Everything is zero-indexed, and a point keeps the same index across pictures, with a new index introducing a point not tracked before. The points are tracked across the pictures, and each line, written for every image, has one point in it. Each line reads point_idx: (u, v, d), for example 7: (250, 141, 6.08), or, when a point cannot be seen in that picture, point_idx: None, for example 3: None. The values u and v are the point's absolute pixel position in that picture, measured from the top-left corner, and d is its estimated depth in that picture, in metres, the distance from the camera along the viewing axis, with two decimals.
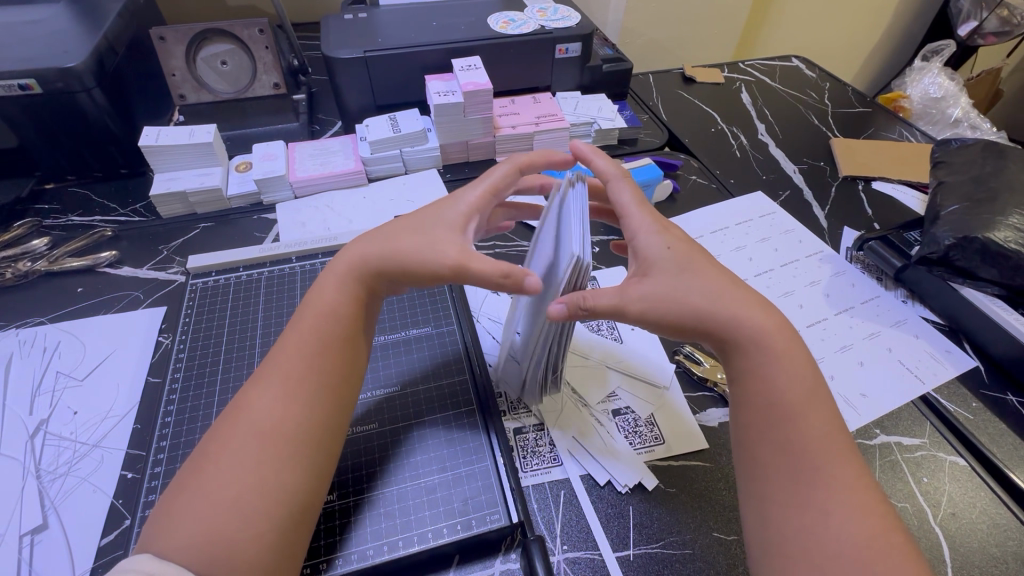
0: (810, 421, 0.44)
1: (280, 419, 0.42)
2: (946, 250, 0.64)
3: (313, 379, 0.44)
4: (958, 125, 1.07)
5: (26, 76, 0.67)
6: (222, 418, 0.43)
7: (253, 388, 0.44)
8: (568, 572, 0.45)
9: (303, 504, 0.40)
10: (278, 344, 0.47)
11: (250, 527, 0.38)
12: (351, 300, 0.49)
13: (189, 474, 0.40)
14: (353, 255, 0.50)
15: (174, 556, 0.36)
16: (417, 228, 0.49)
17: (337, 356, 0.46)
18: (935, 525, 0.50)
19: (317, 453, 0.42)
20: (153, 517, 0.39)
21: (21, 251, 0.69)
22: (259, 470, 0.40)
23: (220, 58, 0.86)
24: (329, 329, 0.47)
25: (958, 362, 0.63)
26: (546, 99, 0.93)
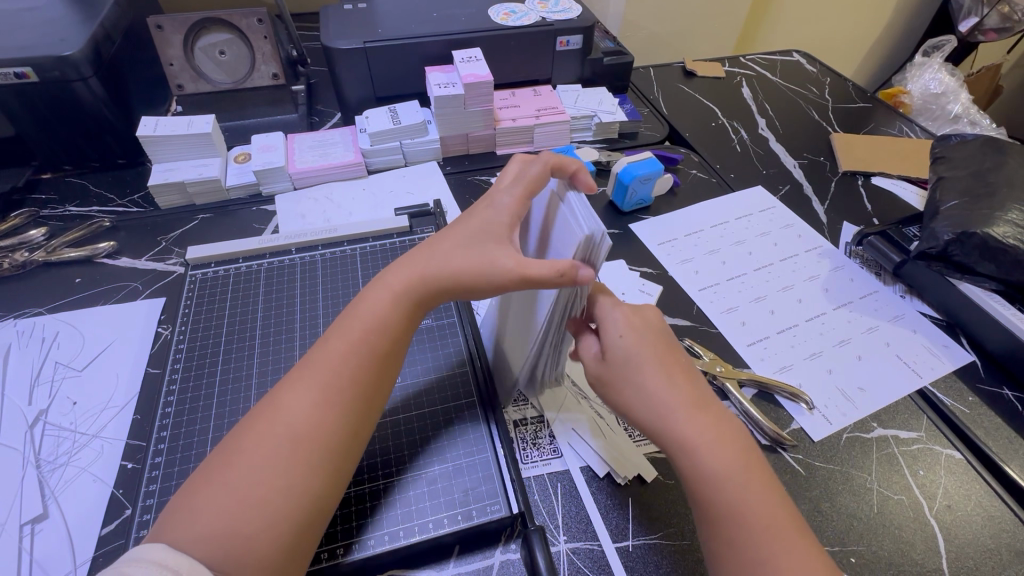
0: (759, 515, 0.39)
1: (315, 425, 0.42)
2: (945, 245, 0.64)
3: (352, 388, 0.44)
4: (958, 120, 1.07)
5: (23, 64, 0.67)
6: (255, 414, 0.43)
7: (291, 388, 0.43)
8: (568, 563, 0.46)
9: (322, 507, 0.41)
10: (316, 345, 0.47)
11: (271, 527, 0.38)
12: (400, 314, 0.48)
13: (211, 468, 0.40)
14: (410, 271, 0.49)
15: (187, 547, 0.36)
16: (464, 241, 0.49)
17: (377, 366, 0.46)
18: (930, 517, 0.51)
19: (344, 461, 0.43)
20: (169, 507, 0.39)
21: (18, 241, 0.69)
22: (288, 474, 0.40)
23: (218, 48, 0.84)
24: (373, 337, 0.46)
25: (955, 356, 0.64)
26: (546, 92, 0.92)
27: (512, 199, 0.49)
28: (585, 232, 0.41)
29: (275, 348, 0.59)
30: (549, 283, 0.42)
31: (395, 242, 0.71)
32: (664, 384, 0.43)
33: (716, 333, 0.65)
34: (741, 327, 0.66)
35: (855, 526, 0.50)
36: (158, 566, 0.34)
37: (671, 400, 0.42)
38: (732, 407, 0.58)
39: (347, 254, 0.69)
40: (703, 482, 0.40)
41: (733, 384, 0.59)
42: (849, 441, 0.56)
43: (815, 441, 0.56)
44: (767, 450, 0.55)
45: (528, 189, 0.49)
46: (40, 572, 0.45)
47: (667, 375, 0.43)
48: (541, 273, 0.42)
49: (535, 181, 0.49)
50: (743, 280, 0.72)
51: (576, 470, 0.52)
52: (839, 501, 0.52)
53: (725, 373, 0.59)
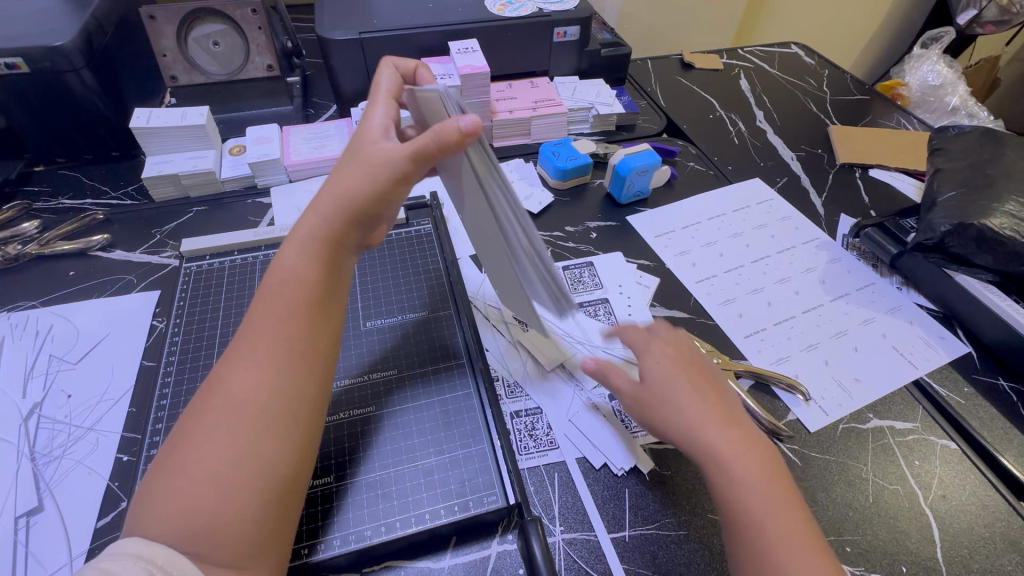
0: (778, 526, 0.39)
1: (255, 388, 0.41)
2: (942, 237, 0.64)
3: (289, 346, 0.43)
4: (956, 113, 1.07)
5: (14, 54, 0.66)
6: (199, 397, 0.41)
7: (228, 361, 0.42)
8: (566, 553, 0.46)
9: (289, 474, 0.40)
10: (249, 311, 0.45)
11: (231, 501, 0.37)
12: (320, 262, 0.46)
13: (168, 452, 0.39)
14: (315, 218, 0.46)
15: (164, 538, 0.35)
16: (352, 162, 0.46)
17: (312, 319, 0.45)
18: (926, 508, 0.51)
19: (295, 419, 0.41)
20: (139, 497, 0.38)
21: (11, 234, 0.68)
22: (240, 441, 0.39)
23: (212, 39, 0.83)
24: (302, 292, 0.45)
25: (952, 348, 0.64)
26: (543, 84, 0.92)
27: (373, 110, 0.48)
28: (434, 88, 0.43)
29: None
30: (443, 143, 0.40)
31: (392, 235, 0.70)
32: (698, 399, 0.44)
33: (713, 325, 0.65)
34: (738, 319, 0.66)
35: (851, 515, 0.50)
36: (140, 560, 0.34)
37: (708, 415, 0.43)
38: None
39: None
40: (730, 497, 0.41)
41: (730, 375, 0.59)
42: (845, 432, 0.56)
43: (812, 432, 0.56)
44: None
45: (386, 95, 0.49)
46: (36, 564, 0.45)
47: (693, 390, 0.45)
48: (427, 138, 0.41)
49: (391, 89, 0.50)
50: (741, 272, 0.72)
51: (573, 460, 0.52)
52: (835, 491, 0.52)
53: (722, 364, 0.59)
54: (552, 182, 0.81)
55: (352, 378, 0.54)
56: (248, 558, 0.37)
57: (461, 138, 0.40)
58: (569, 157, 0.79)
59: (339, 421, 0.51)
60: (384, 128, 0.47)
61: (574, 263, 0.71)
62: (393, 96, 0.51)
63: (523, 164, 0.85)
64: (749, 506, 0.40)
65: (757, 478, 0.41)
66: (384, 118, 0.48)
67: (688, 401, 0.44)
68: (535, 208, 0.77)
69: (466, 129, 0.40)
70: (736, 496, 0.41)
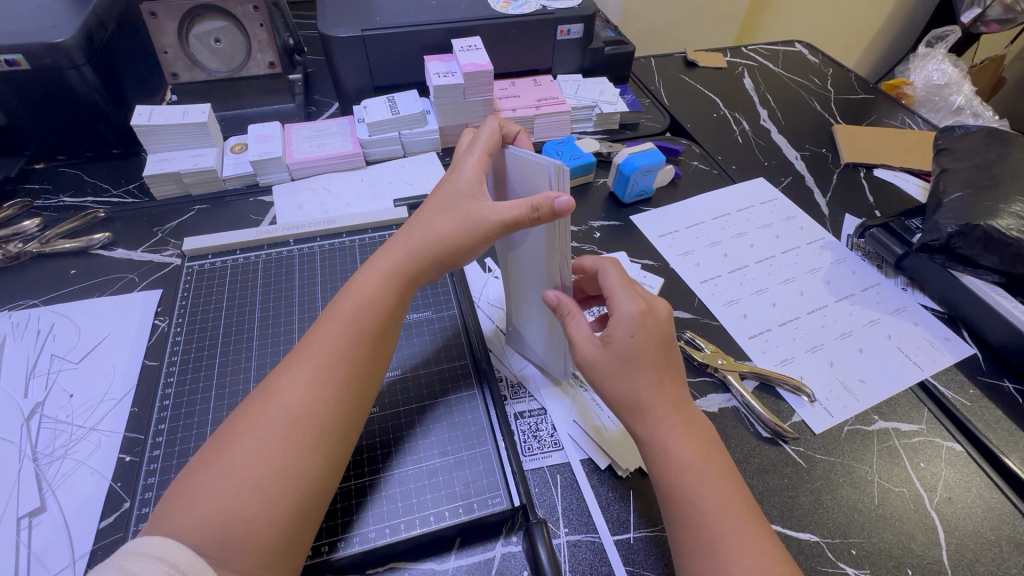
0: (719, 499, 0.41)
1: (308, 405, 0.41)
2: (948, 238, 0.64)
3: (348, 371, 0.44)
4: (960, 112, 1.06)
5: (14, 51, 0.65)
6: (251, 401, 0.42)
7: (285, 371, 0.43)
8: (571, 555, 0.46)
9: (322, 489, 0.40)
10: (310, 329, 0.46)
11: (266, 512, 0.37)
12: (392, 290, 0.48)
13: (208, 453, 0.39)
14: (397, 251, 0.50)
15: (186, 539, 0.35)
16: (442, 208, 0.49)
17: (372, 346, 0.46)
18: (931, 510, 0.51)
19: (339, 441, 0.42)
20: (167, 497, 0.38)
21: (12, 233, 0.68)
22: (285, 455, 0.39)
23: (213, 35, 0.82)
24: (365, 316, 0.46)
25: (957, 349, 0.64)
26: (546, 82, 0.92)
27: (467, 163, 0.48)
28: (546, 160, 0.42)
29: (274, 336, 0.59)
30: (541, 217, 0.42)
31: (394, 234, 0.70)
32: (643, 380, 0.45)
33: (718, 326, 0.65)
34: (743, 320, 0.66)
35: (856, 518, 0.50)
36: (161, 562, 0.33)
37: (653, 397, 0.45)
38: (734, 400, 0.58)
39: (346, 246, 0.68)
40: (672, 471, 0.43)
41: (735, 376, 0.58)
42: (850, 433, 0.56)
43: (817, 434, 0.56)
44: (768, 443, 0.55)
45: (484, 149, 0.47)
46: (39, 565, 0.45)
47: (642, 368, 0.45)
48: (526, 213, 0.42)
49: (491, 139, 0.48)
50: (745, 272, 0.72)
51: (578, 460, 0.52)
52: (840, 493, 0.52)
53: (726, 365, 0.59)
54: None
55: None
56: (271, 569, 0.37)
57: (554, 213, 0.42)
58: (573, 156, 0.79)
59: None
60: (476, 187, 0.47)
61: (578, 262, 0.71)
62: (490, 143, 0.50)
63: None
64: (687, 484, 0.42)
65: (695, 460, 0.43)
66: (478, 175, 0.47)
67: (638, 387, 0.45)
68: None
69: (562, 209, 0.41)
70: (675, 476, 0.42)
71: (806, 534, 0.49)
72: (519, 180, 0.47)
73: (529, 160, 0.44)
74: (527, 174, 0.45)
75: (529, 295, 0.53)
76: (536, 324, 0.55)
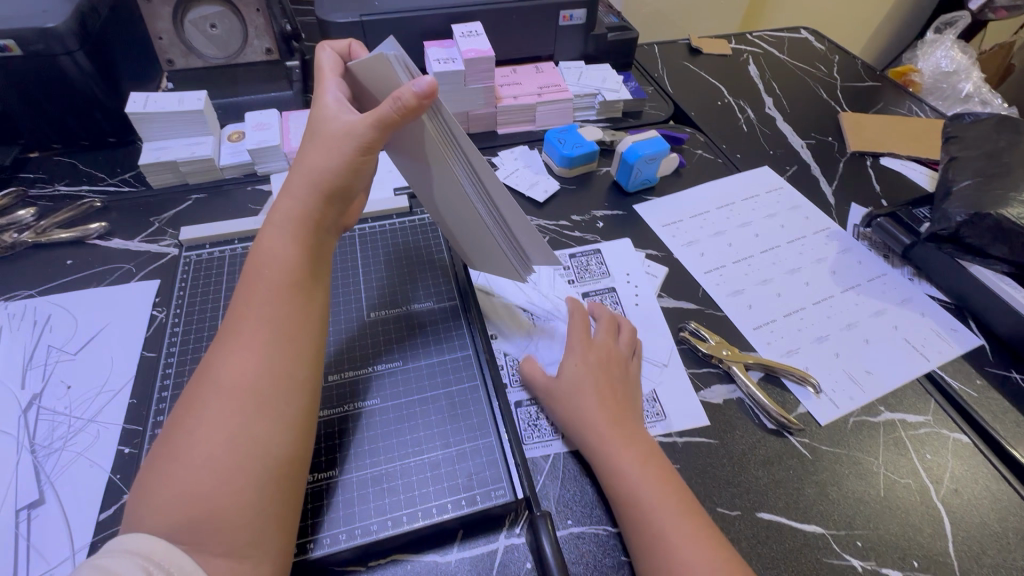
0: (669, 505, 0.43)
1: (241, 373, 0.41)
2: (957, 227, 0.63)
3: (274, 326, 0.44)
4: (969, 100, 1.05)
5: (5, 36, 0.64)
6: (189, 387, 0.42)
7: (217, 351, 0.43)
8: (574, 547, 0.45)
9: (287, 455, 0.40)
10: (232, 300, 0.46)
11: (226, 485, 0.37)
12: (296, 241, 0.47)
13: (160, 447, 0.39)
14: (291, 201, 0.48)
15: (156, 527, 0.35)
16: (318, 139, 0.47)
17: (297, 300, 0.46)
18: (937, 501, 0.51)
19: (285, 402, 0.42)
20: (134, 494, 0.38)
21: (7, 222, 0.67)
22: (235, 429, 0.39)
23: (209, 21, 0.80)
24: (282, 275, 0.46)
25: (964, 340, 0.63)
26: (549, 69, 0.90)
27: (323, 87, 0.49)
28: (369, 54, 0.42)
29: None
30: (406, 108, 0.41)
31: (395, 223, 0.69)
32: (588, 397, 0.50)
33: (722, 316, 0.64)
34: (747, 310, 0.65)
35: (862, 509, 0.50)
36: (135, 557, 0.33)
37: (599, 413, 0.49)
38: (739, 391, 0.57)
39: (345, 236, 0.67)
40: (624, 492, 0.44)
41: (740, 367, 0.58)
42: (856, 424, 0.55)
43: (822, 425, 0.55)
44: (773, 435, 0.54)
45: (332, 71, 0.49)
46: (38, 558, 0.44)
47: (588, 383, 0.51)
48: (388, 105, 0.41)
49: (332, 65, 0.50)
50: (750, 262, 0.71)
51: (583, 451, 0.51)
52: (846, 485, 0.51)
53: (731, 356, 0.58)
54: (558, 171, 0.79)
55: (350, 372, 0.53)
56: (251, 545, 0.37)
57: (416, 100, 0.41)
58: (575, 144, 0.78)
59: (339, 413, 0.50)
60: (339, 104, 0.47)
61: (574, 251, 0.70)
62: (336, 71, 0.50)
63: (529, 152, 0.84)
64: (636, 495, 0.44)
65: (644, 476, 0.45)
66: (336, 94, 0.48)
67: (586, 412, 0.49)
68: (542, 198, 0.76)
69: (421, 90, 0.40)
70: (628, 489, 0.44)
71: (811, 526, 0.48)
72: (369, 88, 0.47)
73: (370, 61, 0.43)
74: (374, 74, 0.45)
75: (464, 222, 0.54)
76: (485, 251, 0.56)
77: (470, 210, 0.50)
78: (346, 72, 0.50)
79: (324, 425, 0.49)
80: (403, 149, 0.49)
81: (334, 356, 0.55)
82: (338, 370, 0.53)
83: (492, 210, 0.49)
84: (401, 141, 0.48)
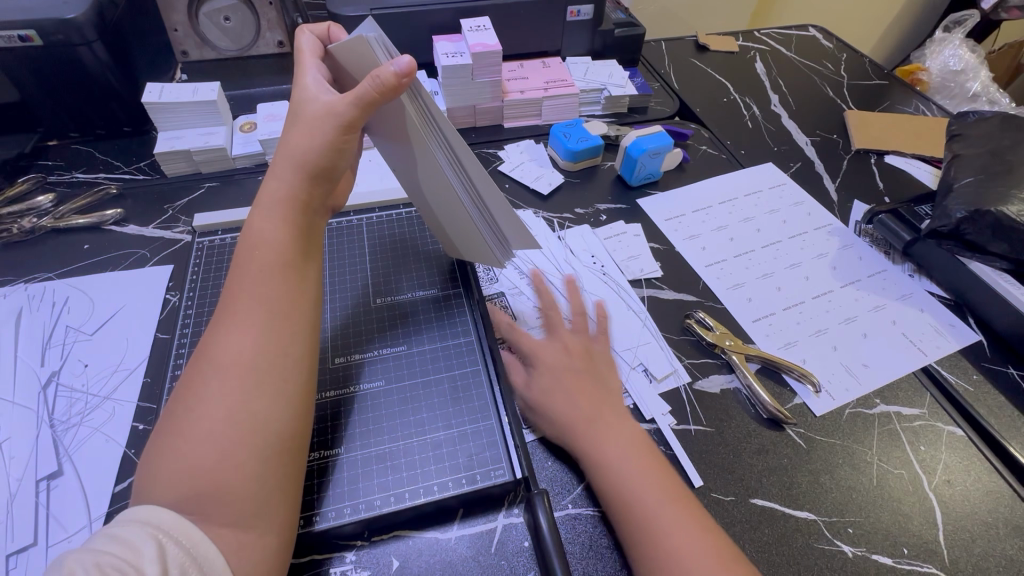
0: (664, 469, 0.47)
1: (238, 351, 0.43)
2: (957, 224, 0.64)
3: (268, 307, 0.45)
4: (977, 99, 1.05)
5: (27, 27, 0.66)
6: (190, 367, 0.43)
7: (214, 332, 0.44)
8: (570, 527, 0.47)
9: (288, 430, 0.42)
10: (226, 284, 0.47)
11: (230, 458, 0.39)
12: (290, 224, 0.49)
13: (166, 424, 0.41)
14: (284, 187, 0.49)
15: (164, 499, 0.37)
16: (303, 122, 0.48)
17: (289, 280, 0.47)
18: (930, 491, 0.51)
19: (280, 379, 0.43)
20: (143, 468, 0.40)
21: (27, 208, 0.69)
22: (235, 404, 0.41)
23: (222, 14, 0.85)
24: (277, 255, 0.48)
25: (962, 336, 0.64)
26: (555, 64, 0.91)
27: (303, 69, 0.50)
28: (352, 34, 0.44)
29: None
30: (384, 85, 0.42)
31: (403, 213, 0.70)
32: (582, 399, 0.52)
33: (722, 308, 0.65)
34: (747, 303, 0.66)
35: (854, 498, 0.51)
36: (147, 526, 0.36)
37: (591, 415, 0.50)
38: (737, 381, 0.58)
39: (354, 225, 0.68)
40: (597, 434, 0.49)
41: (740, 358, 0.59)
42: (851, 416, 0.56)
43: (817, 416, 0.56)
44: (768, 425, 0.55)
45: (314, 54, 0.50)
46: (57, 526, 0.46)
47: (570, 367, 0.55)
48: (368, 84, 0.43)
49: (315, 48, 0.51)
50: (750, 256, 0.72)
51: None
52: (839, 474, 0.52)
53: (734, 346, 0.60)
54: (563, 164, 0.80)
55: (354, 355, 0.55)
56: (255, 516, 0.38)
57: (392, 76, 0.42)
58: (581, 139, 0.79)
59: (345, 395, 0.52)
60: (319, 85, 0.49)
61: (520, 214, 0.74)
62: (318, 54, 0.51)
63: (535, 145, 0.85)
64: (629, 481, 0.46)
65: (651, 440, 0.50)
66: (317, 76, 0.49)
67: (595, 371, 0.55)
68: (546, 190, 0.77)
69: (398, 68, 0.41)
70: (625, 476, 0.46)
71: (803, 512, 0.49)
72: (352, 69, 0.48)
73: (350, 44, 0.44)
74: (354, 57, 0.46)
75: (450, 211, 0.54)
76: (469, 238, 0.56)
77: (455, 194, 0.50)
78: (326, 55, 0.51)
79: (329, 406, 0.51)
80: (387, 131, 0.50)
81: (340, 340, 0.56)
82: (343, 353, 0.55)
83: (477, 193, 0.50)
84: (384, 123, 0.49)
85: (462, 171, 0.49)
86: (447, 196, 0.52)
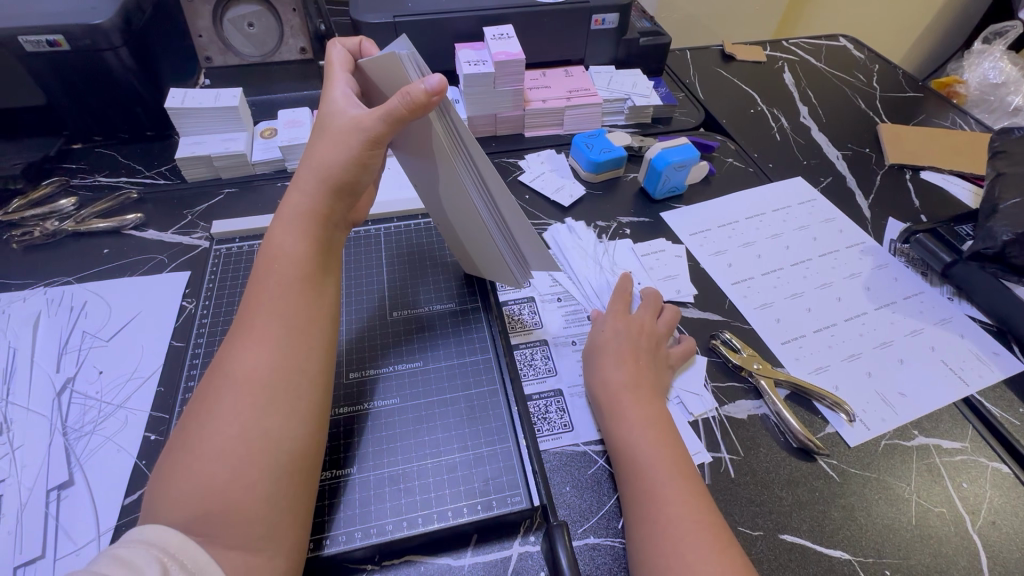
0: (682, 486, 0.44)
1: (253, 368, 0.41)
2: (1004, 245, 0.62)
3: (285, 322, 0.44)
4: (1017, 114, 1.00)
5: (55, 32, 0.67)
6: (205, 382, 0.42)
7: (230, 347, 0.43)
8: (589, 558, 0.44)
9: (300, 451, 0.41)
10: (244, 296, 0.46)
11: (241, 479, 0.37)
12: (309, 235, 0.48)
13: (179, 441, 0.40)
14: (304, 198, 0.48)
15: (173, 519, 0.36)
16: (328, 134, 0.47)
17: (307, 295, 0.46)
18: (973, 532, 0.48)
19: (295, 397, 0.42)
20: (152, 485, 0.39)
21: (49, 210, 0.69)
22: (248, 422, 0.39)
23: (246, 19, 0.84)
24: (296, 268, 0.46)
25: (1006, 365, 0.60)
26: (578, 73, 0.90)
27: (332, 83, 0.49)
28: (384, 50, 0.43)
29: None
30: (412, 103, 0.41)
31: (420, 224, 0.69)
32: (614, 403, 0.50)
33: (749, 329, 0.63)
34: (775, 324, 0.63)
35: (891, 538, 0.48)
36: (152, 548, 0.34)
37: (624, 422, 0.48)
38: (765, 407, 0.56)
39: (372, 235, 0.67)
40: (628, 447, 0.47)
41: (769, 383, 0.56)
42: (887, 448, 0.53)
43: (851, 447, 0.53)
44: (798, 455, 0.52)
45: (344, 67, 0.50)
46: (66, 538, 0.45)
47: (623, 357, 0.53)
48: (396, 101, 0.41)
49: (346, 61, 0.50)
50: (780, 275, 0.69)
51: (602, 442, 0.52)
52: (875, 510, 0.49)
53: (762, 371, 0.57)
54: (585, 175, 0.78)
55: (368, 370, 0.54)
56: (265, 539, 0.37)
57: (421, 95, 0.40)
58: (603, 149, 0.77)
59: (359, 411, 0.50)
60: (347, 99, 0.48)
61: (559, 225, 0.72)
62: (348, 68, 0.50)
63: (556, 155, 0.83)
64: (655, 490, 0.44)
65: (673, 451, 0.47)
66: (346, 90, 0.48)
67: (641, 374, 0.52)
68: (567, 202, 0.75)
69: (428, 87, 0.40)
70: (648, 480, 0.44)
71: (837, 551, 0.47)
72: (380, 84, 0.47)
73: (381, 60, 0.43)
74: (383, 72, 0.45)
75: (467, 225, 0.53)
76: (488, 255, 0.55)
77: (474, 210, 0.49)
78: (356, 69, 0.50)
79: (342, 423, 0.49)
80: (410, 146, 0.49)
81: (355, 354, 0.55)
82: (358, 368, 0.54)
83: (497, 210, 0.49)
84: (408, 139, 0.48)
85: (483, 186, 0.48)
86: (466, 211, 0.51)
